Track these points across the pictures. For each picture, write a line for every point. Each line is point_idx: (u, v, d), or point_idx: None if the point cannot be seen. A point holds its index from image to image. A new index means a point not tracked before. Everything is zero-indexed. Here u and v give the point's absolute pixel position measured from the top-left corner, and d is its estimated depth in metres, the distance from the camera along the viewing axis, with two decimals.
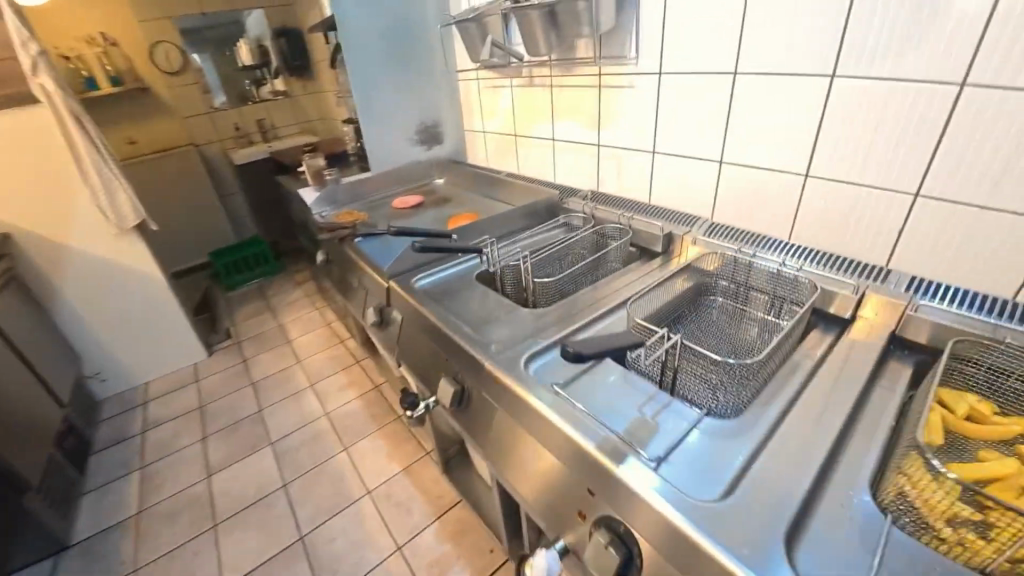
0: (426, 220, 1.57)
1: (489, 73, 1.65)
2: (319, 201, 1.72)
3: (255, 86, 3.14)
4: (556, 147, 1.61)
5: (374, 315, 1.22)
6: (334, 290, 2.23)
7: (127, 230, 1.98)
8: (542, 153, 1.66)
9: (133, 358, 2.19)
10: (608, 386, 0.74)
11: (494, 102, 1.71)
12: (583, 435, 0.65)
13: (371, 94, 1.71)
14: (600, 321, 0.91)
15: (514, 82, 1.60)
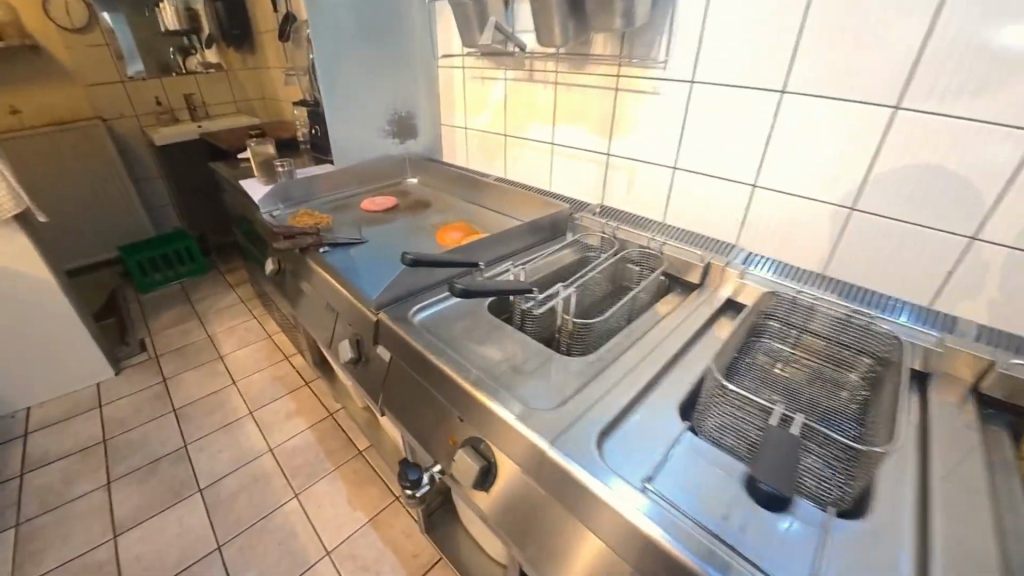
0: (405, 227, 1.29)
1: (478, 62, 1.44)
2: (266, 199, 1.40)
3: (181, 56, 2.69)
4: (556, 152, 1.40)
5: (350, 348, 0.97)
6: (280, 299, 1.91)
7: (3, 222, 1.55)
8: (535, 158, 1.46)
9: (11, 379, 1.73)
10: (697, 474, 0.58)
11: (481, 96, 1.49)
12: (685, 546, 0.49)
13: (335, 74, 1.42)
14: (657, 380, 0.73)
15: (510, 74, 1.38)
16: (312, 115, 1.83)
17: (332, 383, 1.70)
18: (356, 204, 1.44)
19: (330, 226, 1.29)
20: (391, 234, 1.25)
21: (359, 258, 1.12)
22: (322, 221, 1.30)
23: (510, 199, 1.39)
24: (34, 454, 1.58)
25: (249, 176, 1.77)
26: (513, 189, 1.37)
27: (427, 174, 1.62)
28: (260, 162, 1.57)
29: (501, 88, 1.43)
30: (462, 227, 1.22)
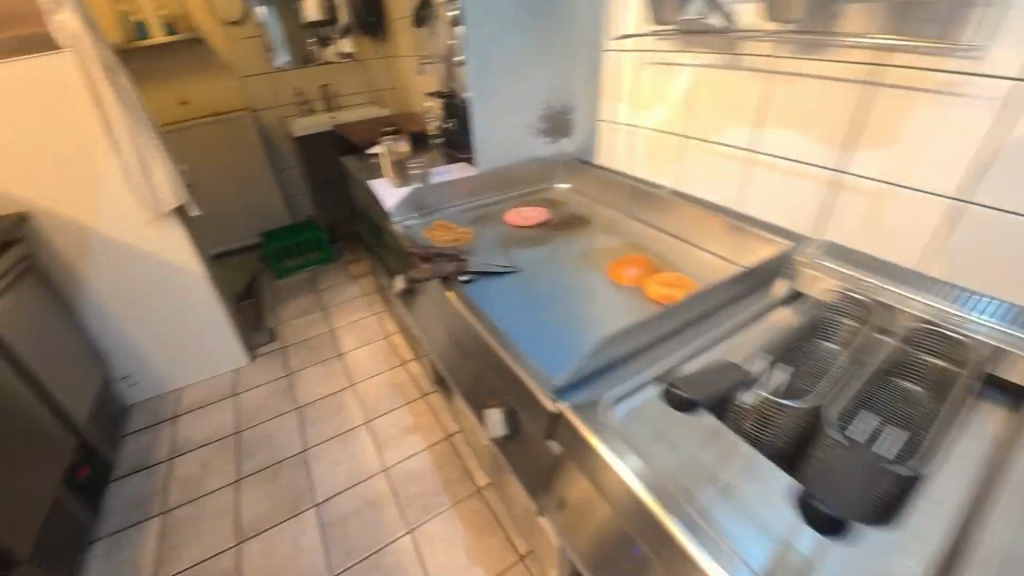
0: (558, 251, 1.06)
1: (662, 44, 1.19)
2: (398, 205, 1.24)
3: (320, 46, 2.70)
4: (755, 163, 1.08)
5: (501, 422, 0.75)
6: None
7: (163, 215, 1.62)
8: (722, 167, 1.15)
9: (166, 361, 1.85)
10: None
11: (662, 88, 1.23)
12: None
13: (489, 64, 1.22)
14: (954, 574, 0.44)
15: (704, 60, 1.11)
16: (449, 108, 1.67)
17: (451, 404, 1.55)
18: (499, 215, 1.24)
19: (470, 242, 1.09)
20: (544, 260, 1.03)
21: (507, 295, 0.90)
22: (462, 236, 1.11)
23: (691, 218, 1.08)
24: (179, 439, 1.66)
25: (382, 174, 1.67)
26: (697, 208, 1.07)
27: (579, 177, 1.38)
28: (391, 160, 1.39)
29: (687, 78, 1.16)
30: (642, 262, 0.98)
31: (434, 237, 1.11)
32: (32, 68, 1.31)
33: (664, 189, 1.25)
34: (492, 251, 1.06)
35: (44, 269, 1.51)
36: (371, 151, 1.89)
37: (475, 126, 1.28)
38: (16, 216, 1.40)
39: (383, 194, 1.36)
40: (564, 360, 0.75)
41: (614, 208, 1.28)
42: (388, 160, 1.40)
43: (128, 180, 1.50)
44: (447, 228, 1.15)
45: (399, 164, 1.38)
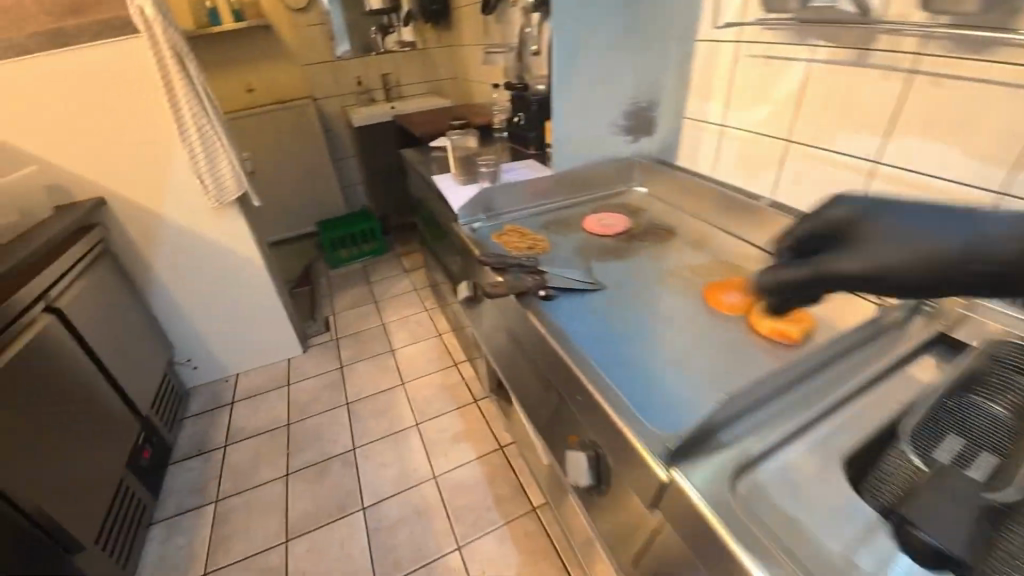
0: (645, 270, 0.94)
1: (770, 33, 1.04)
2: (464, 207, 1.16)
3: (381, 34, 2.67)
4: (877, 176, 0.92)
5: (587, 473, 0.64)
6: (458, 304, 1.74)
7: (226, 205, 1.63)
8: (835, 178, 1.00)
9: (225, 347, 1.88)
10: None
11: (767, 83, 1.08)
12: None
13: (574, 53, 1.13)
14: None
15: (820, 55, 0.96)
16: (519, 101, 1.59)
17: (506, 414, 1.47)
18: (574, 220, 1.14)
19: (545, 251, 0.99)
20: (629, 279, 0.92)
21: (591, 321, 0.79)
22: (536, 244, 1.00)
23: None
24: (234, 426, 1.68)
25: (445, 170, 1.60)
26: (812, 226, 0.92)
27: (663, 181, 1.25)
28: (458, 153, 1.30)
29: (798, 75, 1.01)
30: (743, 287, 0.85)
31: (506, 244, 1.02)
32: (109, 54, 1.33)
33: (764, 200, 1.10)
34: (571, 262, 0.95)
35: (116, 253, 1.55)
36: (434, 144, 1.83)
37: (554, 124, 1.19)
38: (93, 201, 1.43)
39: (449, 194, 1.29)
40: (664, 405, 0.64)
41: (704, 219, 1.14)
42: (454, 153, 1.31)
43: (195, 168, 1.50)
44: (519, 234, 1.05)
45: (467, 161, 1.30)
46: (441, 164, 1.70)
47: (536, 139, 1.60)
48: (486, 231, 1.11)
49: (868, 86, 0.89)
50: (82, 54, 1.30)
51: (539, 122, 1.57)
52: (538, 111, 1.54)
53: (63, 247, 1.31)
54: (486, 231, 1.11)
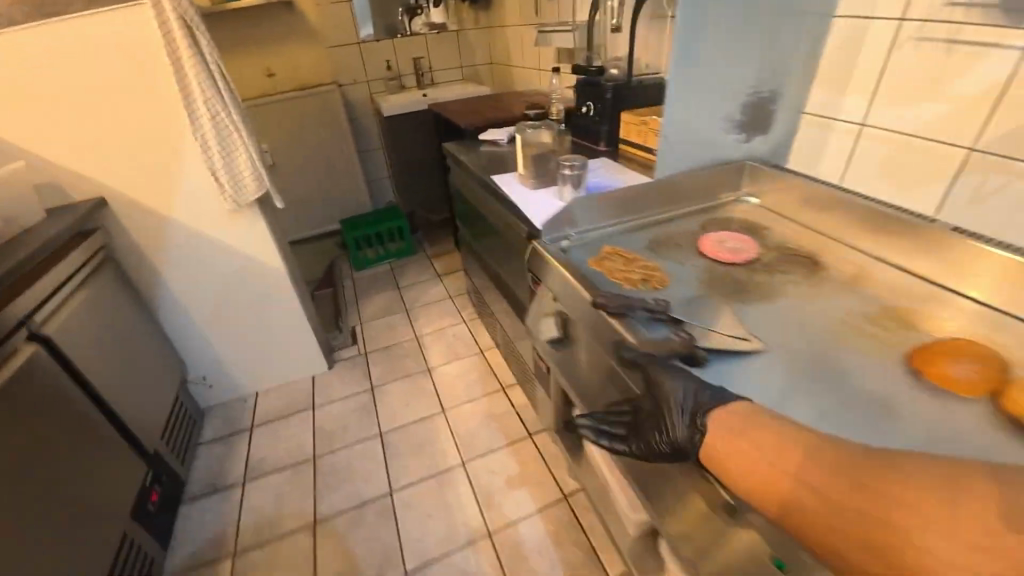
0: (808, 320, 0.68)
1: (956, 10, 0.76)
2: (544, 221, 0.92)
3: (407, 17, 2.44)
4: None
5: None
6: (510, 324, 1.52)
7: (245, 205, 1.41)
8: None
9: (243, 364, 1.68)
10: None
11: (942, 76, 0.81)
12: None
13: (700, 31, 0.83)
14: None
15: None
16: (589, 88, 1.36)
17: (572, 461, 1.25)
18: (684, 239, 0.88)
19: (660, 289, 0.73)
20: (790, 332, 0.67)
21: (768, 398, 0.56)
22: (653, 279, 0.75)
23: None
24: (255, 458, 1.48)
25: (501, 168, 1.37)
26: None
27: (788, 189, 0.97)
28: (526, 151, 1.07)
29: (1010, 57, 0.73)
30: (976, 355, 0.59)
31: (612, 277, 0.76)
32: (107, 26, 1.12)
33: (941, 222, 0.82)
34: (703, 304, 0.69)
35: (121, 260, 1.34)
36: (483, 137, 1.59)
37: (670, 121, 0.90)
38: (93, 201, 1.23)
39: (517, 201, 1.04)
40: None
41: (850, 241, 0.88)
42: (522, 151, 1.08)
43: (210, 168, 1.29)
44: (626, 262, 0.79)
45: (540, 162, 1.07)
46: (493, 162, 1.46)
47: (606, 133, 1.38)
48: (576, 254, 0.85)
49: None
50: (75, 26, 1.10)
51: (613, 114, 1.34)
52: (613, 101, 1.30)
53: (57, 256, 1.10)
54: (577, 253, 0.85)
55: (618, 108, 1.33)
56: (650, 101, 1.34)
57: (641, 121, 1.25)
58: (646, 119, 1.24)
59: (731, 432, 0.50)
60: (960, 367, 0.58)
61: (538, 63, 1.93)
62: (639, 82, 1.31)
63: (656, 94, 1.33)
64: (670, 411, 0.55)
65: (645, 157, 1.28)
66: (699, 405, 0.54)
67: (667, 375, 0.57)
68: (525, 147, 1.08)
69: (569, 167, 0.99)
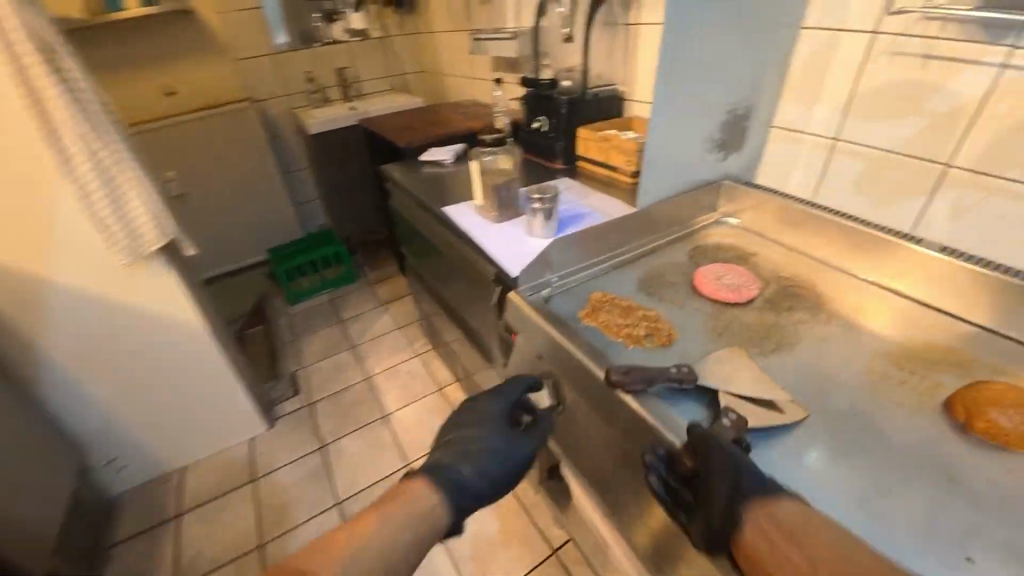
0: (832, 371, 0.62)
1: (932, 24, 0.72)
2: (519, 264, 0.79)
3: (325, 23, 2.21)
4: None
5: None
6: (474, 362, 1.39)
7: (145, 257, 1.16)
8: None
9: (161, 438, 1.42)
10: None
11: (916, 90, 0.77)
12: None
13: (681, 42, 0.72)
14: None
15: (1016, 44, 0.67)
16: (541, 102, 1.25)
17: (559, 512, 1.14)
18: (675, 274, 0.80)
19: (669, 347, 0.63)
20: (820, 388, 0.59)
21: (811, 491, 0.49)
22: (662, 335, 0.65)
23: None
24: (185, 554, 1.24)
25: (452, 193, 1.22)
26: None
27: (767, 209, 0.91)
28: (485, 178, 0.93)
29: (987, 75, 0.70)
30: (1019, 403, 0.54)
31: (613, 335, 0.66)
32: None
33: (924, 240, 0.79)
34: (724, 362, 0.60)
35: None
36: (425, 157, 1.43)
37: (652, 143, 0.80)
38: None
39: (479, 238, 0.90)
40: None
41: (840, 266, 0.83)
42: (480, 177, 0.94)
43: (93, 217, 1.04)
44: (624, 314, 0.69)
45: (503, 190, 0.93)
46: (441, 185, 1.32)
47: (561, 150, 1.27)
48: (562, 305, 0.74)
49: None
50: None
51: (569, 130, 1.23)
52: (568, 116, 1.20)
53: None
54: (562, 303, 0.74)
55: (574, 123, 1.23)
56: (605, 113, 1.25)
57: (600, 136, 1.15)
58: (606, 134, 1.14)
59: (776, 531, 0.44)
60: (1003, 419, 0.53)
61: (476, 73, 1.80)
62: (594, 94, 1.22)
63: (612, 106, 1.24)
64: (719, 490, 0.46)
65: (606, 174, 1.19)
66: (750, 486, 0.46)
67: (720, 440, 0.48)
68: (483, 173, 0.93)
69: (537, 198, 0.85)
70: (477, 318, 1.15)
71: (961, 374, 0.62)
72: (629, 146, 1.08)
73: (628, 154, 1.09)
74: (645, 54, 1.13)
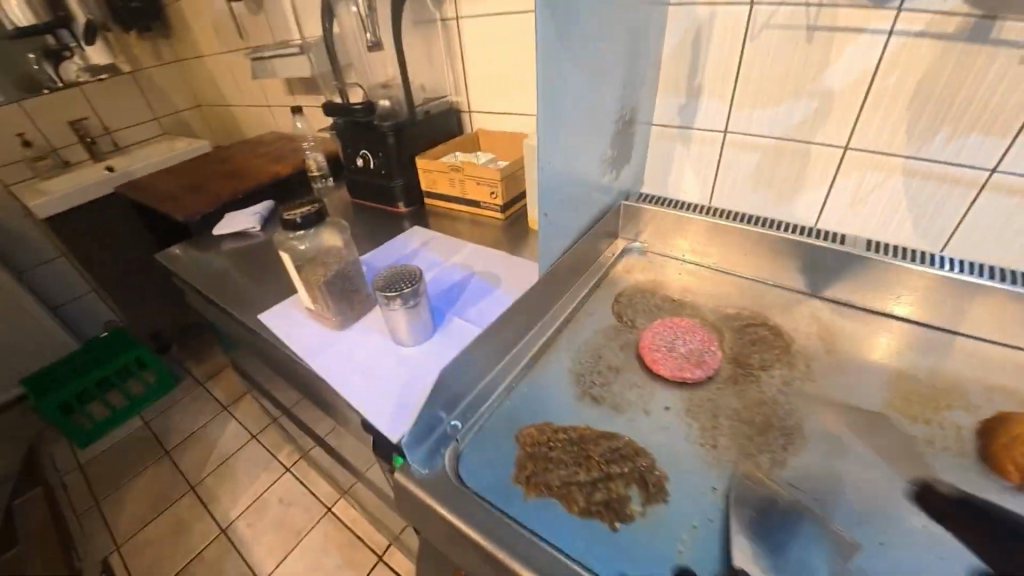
0: (859, 459, 0.46)
1: None
2: (402, 418, 0.49)
3: (52, 65, 1.50)
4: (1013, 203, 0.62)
5: None
6: (362, 485, 1.02)
7: None
8: (943, 200, 0.66)
9: None
10: None
11: (803, 68, 0.66)
12: None
13: (562, 28, 0.47)
14: None
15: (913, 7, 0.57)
16: (360, 132, 0.89)
17: None
18: (613, 353, 0.58)
19: (664, 505, 0.42)
20: (863, 492, 0.43)
21: None
22: (648, 488, 0.43)
23: (986, 310, 0.58)
24: None
25: (261, 279, 0.80)
26: (1002, 288, 0.56)
27: (676, 227, 0.75)
28: (304, 271, 0.60)
29: (880, 47, 0.60)
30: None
31: (582, 514, 0.41)
32: None
33: (843, 236, 0.70)
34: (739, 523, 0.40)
35: None
36: (219, 229, 0.93)
37: (549, 182, 0.54)
38: None
39: (319, 373, 0.56)
40: None
41: (771, 281, 0.70)
42: (296, 270, 0.60)
43: None
44: (577, 464, 0.44)
45: (341, 282, 0.62)
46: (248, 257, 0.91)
47: (402, 189, 0.94)
48: (480, 477, 0.44)
49: (1001, 69, 0.56)
50: None
51: (405, 163, 0.91)
52: (398, 148, 0.88)
53: None
54: (474, 471, 0.44)
55: (410, 151, 0.91)
56: (444, 133, 0.99)
57: (448, 167, 0.88)
58: (455, 163, 0.87)
59: None
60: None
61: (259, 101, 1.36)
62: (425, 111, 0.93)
63: (449, 124, 0.99)
64: None
65: (469, 212, 0.93)
66: None
67: None
68: (299, 266, 0.60)
69: (394, 295, 0.54)
70: (350, 446, 0.81)
71: (961, 404, 0.52)
72: (490, 174, 0.84)
73: (490, 185, 0.85)
74: (481, 59, 0.90)
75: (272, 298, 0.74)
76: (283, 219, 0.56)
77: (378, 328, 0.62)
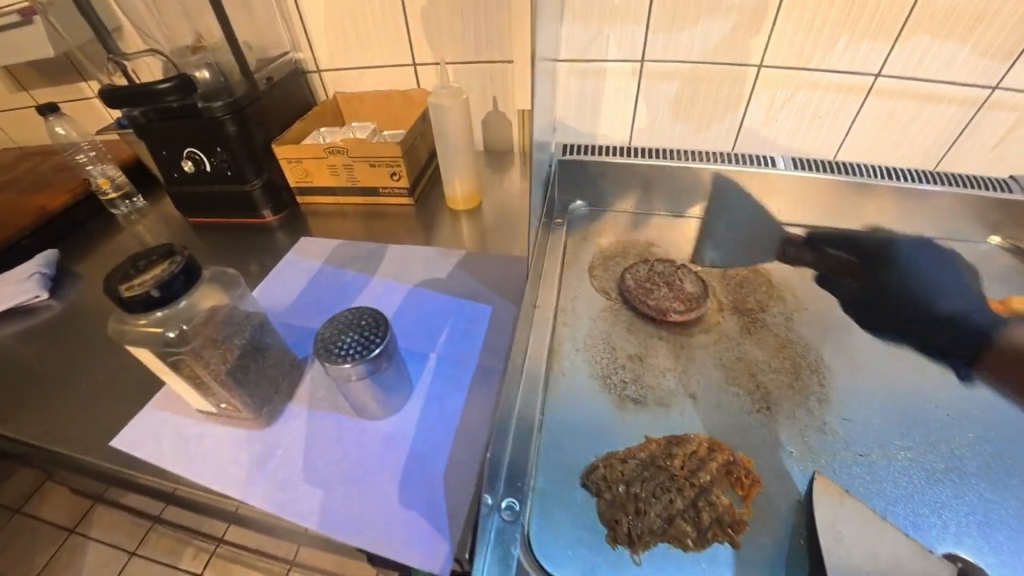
0: (884, 381, 0.48)
1: None
2: (434, 524, 0.35)
3: None
4: (891, 103, 0.68)
5: None
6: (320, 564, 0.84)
7: None
8: (840, 107, 0.70)
9: None
10: None
11: None
12: None
13: None
14: None
15: None
16: (178, 124, 0.61)
17: None
18: (625, 339, 0.51)
19: (762, 492, 0.39)
20: (895, 422, 0.44)
21: None
22: (742, 484, 0.39)
23: (893, 206, 0.65)
24: None
25: (91, 376, 0.53)
26: (905, 187, 0.63)
27: (617, 179, 0.68)
28: (184, 367, 0.39)
29: None
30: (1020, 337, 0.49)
31: (702, 547, 0.36)
32: None
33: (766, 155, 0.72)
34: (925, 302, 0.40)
35: None
36: None
37: None
38: None
39: (273, 509, 0.38)
40: None
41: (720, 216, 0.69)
42: (170, 368, 0.39)
43: None
44: (667, 493, 0.38)
45: (252, 359, 0.42)
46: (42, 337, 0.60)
47: (265, 193, 0.69)
48: (574, 564, 0.34)
49: None
50: None
51: (259, 155, 0.66)
52: (245, 137, 0.63)
53: None
54: (562, 561, 0.34)
55: (262, 137, 0.65)
56: (299, 106, 0.74)
57: (324, 150, 0.65)
58: (332, 145, 0.64)
59: None
60: (996, 336, 0.51)
61: None
62: (269, 78, 0.67)
63: (302, 91, 0.74)
64: None
65: (363, 203, 0.72)
66: None
67: None
68: (174, 361, 0.38)
69: (352, 363, 0.36)
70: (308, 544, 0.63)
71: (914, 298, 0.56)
72: (387, 151, 0.64)
73: (388, 163, 0.66)
74: (330, 5, 0.69)
75: (129, 403, 0.49)
76: (126, 293, 0.33)
77: (325, 402, 0.45)
